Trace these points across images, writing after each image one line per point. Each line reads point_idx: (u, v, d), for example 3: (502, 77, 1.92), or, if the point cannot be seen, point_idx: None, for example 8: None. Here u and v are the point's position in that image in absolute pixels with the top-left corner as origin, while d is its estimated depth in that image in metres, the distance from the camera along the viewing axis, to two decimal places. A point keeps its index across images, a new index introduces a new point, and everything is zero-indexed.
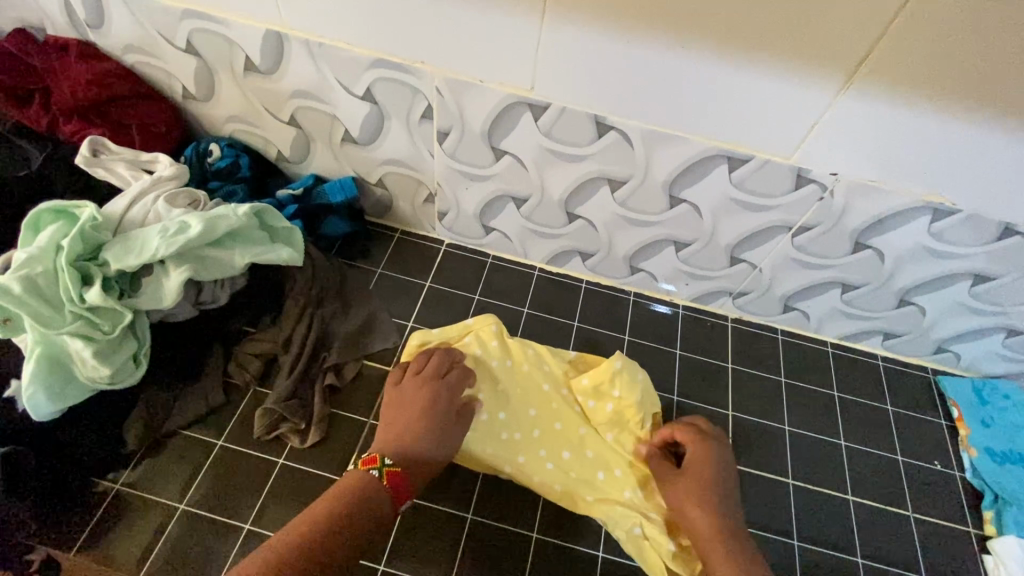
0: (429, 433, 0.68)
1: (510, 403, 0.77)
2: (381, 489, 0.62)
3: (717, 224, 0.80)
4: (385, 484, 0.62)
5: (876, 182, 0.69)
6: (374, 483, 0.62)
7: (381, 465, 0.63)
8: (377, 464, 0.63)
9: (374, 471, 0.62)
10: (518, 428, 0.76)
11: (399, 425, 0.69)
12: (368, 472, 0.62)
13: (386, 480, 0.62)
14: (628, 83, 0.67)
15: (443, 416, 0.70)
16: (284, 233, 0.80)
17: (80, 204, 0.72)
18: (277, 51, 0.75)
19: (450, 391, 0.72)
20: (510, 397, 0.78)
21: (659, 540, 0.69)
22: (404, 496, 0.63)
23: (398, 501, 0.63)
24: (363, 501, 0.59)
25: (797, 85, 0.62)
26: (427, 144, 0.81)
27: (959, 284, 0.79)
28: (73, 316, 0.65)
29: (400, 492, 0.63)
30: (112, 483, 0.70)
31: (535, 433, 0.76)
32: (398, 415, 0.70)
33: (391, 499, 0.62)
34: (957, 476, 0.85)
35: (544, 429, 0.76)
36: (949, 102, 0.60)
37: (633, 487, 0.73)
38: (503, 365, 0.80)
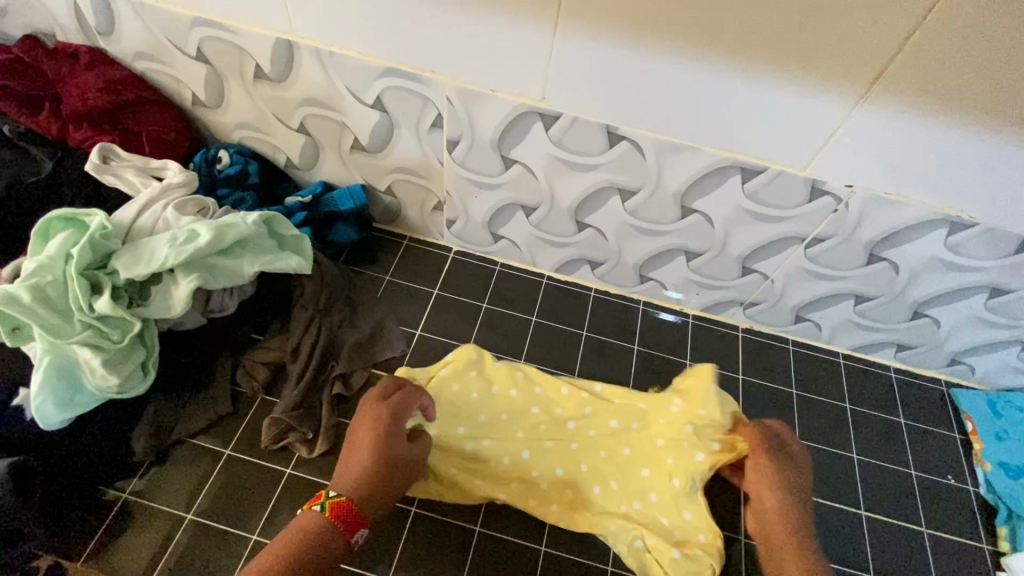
0: (376, 459, 0.62)
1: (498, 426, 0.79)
2: (327, 526, 0.57)
3: (729, 234, 0.79)
4: (331, 520, 0.58)
5: (892, 195, 0.68)
6: (318, 518, 0.58)
7: (324, 498, 0.59)
8: (321, 499, 0.59)
9: (316, 507, 0.58)
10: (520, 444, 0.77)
11: (344, 454, 0.64)
12: (313, 508, 0.59)
13: (330, 512, 0.58)
14: (641, 93, 0.66)
15: (391, 436, 0.64)
16: (294, 241, 0.80)
17: (90, 212, 0.71)
18: (287, 59, 0.75)
19: (397, 408, 0.66)
20: (507, 416, 0.79)
21: (660, 549, 0.69)
22: (354, 529, 0.58)
23: (349, 534, 0.58)
24: (311, 538, 0.56)
25: (813, 96, 0.61)
26: (436, 152, 0.81)
27: (974, 297, 0.78)
28: (82, 325, 0.65)
29: (349, 522, 0.58)
30: (119, 491, 0.70)
31: (525, 453, 0.77)
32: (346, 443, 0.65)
33: (340, 535, 0.58)
34: (971, 490, 0.84)
35: (543, 446, 0.77)
36: (968, 115, 0.59)
37: (631, 500, 0.74)
38: (500, 387, 0.82)
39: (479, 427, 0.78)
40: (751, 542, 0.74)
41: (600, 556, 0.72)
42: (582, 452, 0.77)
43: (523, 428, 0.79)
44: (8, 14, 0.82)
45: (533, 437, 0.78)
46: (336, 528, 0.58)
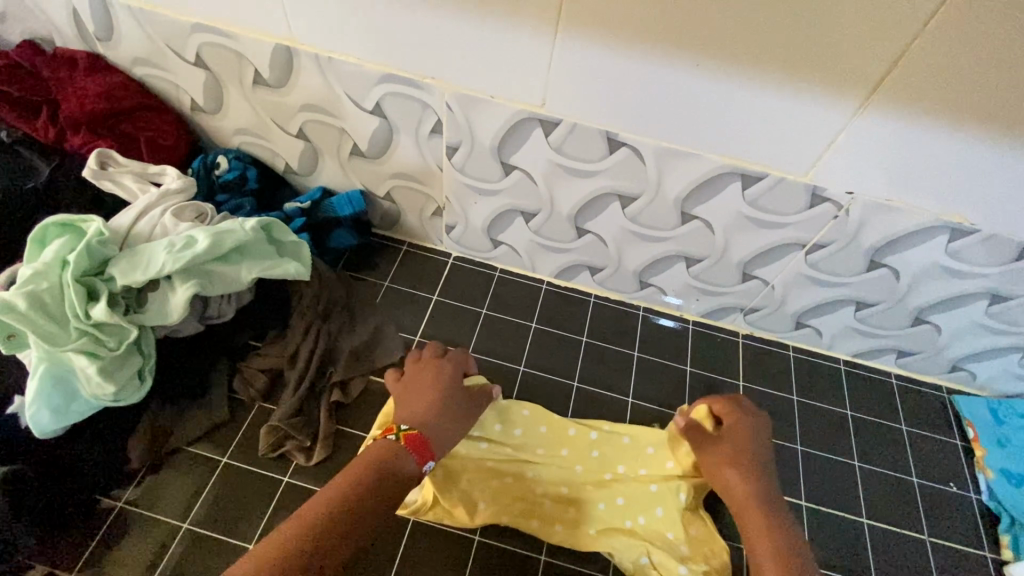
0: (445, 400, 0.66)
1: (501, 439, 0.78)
2: (401, 451, 0.59)
3: (730, 240, 0.79)
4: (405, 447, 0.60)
5: (892, 201, 0.68)
6: (390, 448, 0.59)
7: (397, 429, 0.61)
8: (394, 430, 0.61)
9: (391, 436, 0.60)
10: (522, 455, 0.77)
11: (412, 397, 0.66)
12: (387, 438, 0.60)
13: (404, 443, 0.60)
14: (641, 99, 0.66)
15: (453, 387, 0.68)
16: (292, 247, 0.79)
17: (87, 218, 0.71)
18: (287, 65, 0.74)
19: (451, 364, 0.70)
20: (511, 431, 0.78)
21: (667, 566, 0.69)
22: (425, 459, 0.60)
23: (420, 464, 0.60)
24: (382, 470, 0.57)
25: (813, 103, 0.61)
26: (435, 157, 0.80)
27: (975, 303, 0.78)
28: (78, 332, 0.64)
29: (421, 451, 0.60)
30: (115, 500, 0.69)
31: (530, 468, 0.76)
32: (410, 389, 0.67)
33: (413, 461, 0.59)
34: (973, 498, 0.84)
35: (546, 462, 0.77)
36: (969, 122, 0.59)
37: (637, 516, 0.73)
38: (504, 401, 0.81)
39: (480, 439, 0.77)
40: None
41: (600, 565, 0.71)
42: (588, 467, 0.77)
43: (524, 438, 0.78)
44: (5, 20, 0.82)
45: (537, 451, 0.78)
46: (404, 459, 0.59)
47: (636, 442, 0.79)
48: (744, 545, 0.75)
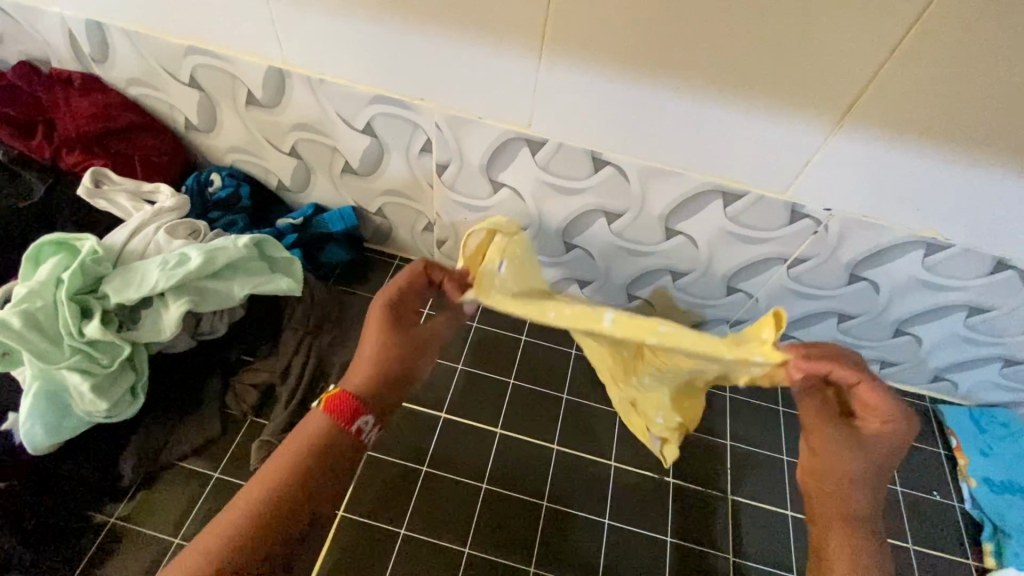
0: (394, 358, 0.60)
1: None
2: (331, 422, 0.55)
3: (714, 255, 0.80)
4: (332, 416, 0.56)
5: (870, 218, 0.70)
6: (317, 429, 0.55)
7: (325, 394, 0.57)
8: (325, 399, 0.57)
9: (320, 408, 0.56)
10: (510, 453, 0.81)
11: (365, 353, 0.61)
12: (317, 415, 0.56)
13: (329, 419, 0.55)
14: (624, 120, 0.68)
15: (395, 332, 0.60)
16: (284, 263, 0.81)
17: (82, 237, 0.72)
18: (279, 86, 0.76)
19: (396, 311, 0.62)
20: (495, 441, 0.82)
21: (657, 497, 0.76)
22: (352, 419, 0.56)
23: (347, 425, 0.56)
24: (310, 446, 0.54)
25: (790, 123, 0.63)
26: (426, 175, 0.82)
27: (954, 315, 0.80)
28: (72, 349, 0.66)
29: (347, 412, 0.56)
30: (107, 516, 0.69)
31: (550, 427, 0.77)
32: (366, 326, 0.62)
33: (339, 427, 0.55)
34: (956, 506, 0.85)
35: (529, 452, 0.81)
36: (940, 142, 0.61)
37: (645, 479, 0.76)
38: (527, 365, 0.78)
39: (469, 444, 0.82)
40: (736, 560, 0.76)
41: None
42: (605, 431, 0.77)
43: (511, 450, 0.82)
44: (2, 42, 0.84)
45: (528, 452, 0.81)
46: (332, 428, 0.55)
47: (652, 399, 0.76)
48: (728, 555, 0.77)
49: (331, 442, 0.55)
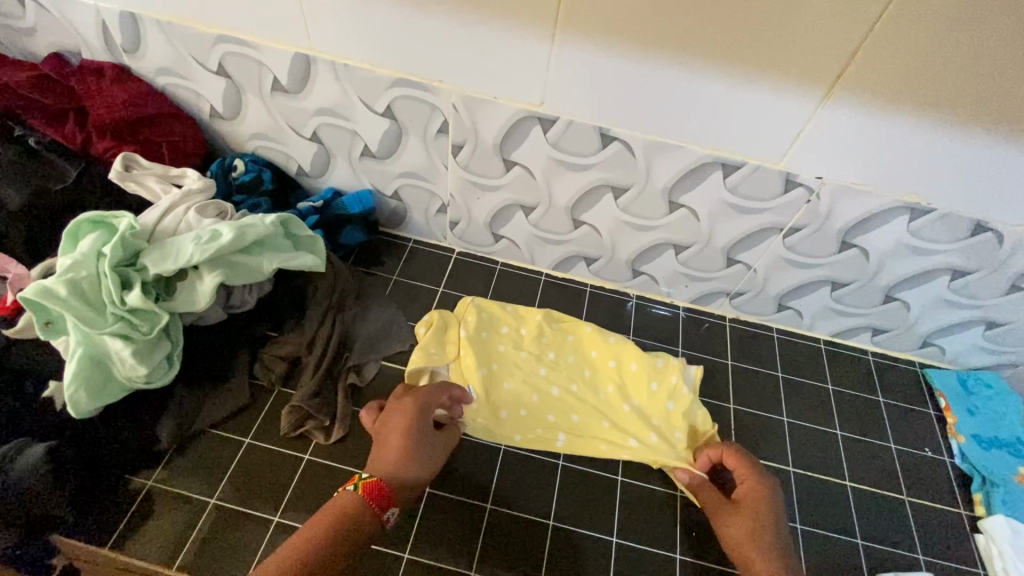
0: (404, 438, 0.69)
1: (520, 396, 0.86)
2: (361, 501, 0.62)
3: (713, 227, 0.86)
4: (365, 496, 0.62)
5: (857, 185, 0.76)
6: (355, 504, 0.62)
7: (358, 479, 0.63)
8: (355, 481, 0.63)
9: (351, 487, 0.62)
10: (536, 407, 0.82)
11: (390, 427, 0.70)
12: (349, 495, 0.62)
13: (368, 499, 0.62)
14: (629, 96, 0.73)
15: (420, 427, 0.71)
16: (308, 241, 0.85)
17: (118, 214, 0.76)
18: (304, 72, 0.81)
19: (422, 398, 0.74)
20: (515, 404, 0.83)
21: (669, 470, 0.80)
22: (386, 507, 0.62)
23: (380, 512, 0.62)
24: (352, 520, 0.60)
25: (782, 96, 0.69)
26: (441, 156, 0.87)
27: (938, 279, 0.85)
28: (114, 317, 0.69)
29: (381, 501, 0.62)
30: (144, 480, 0.72)
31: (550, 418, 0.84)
32: (379, 441, 0.69)
33: (372, 511, 0.62)
34: (947, 461, 0.90)
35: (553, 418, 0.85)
36: (920, 110, 0.67)
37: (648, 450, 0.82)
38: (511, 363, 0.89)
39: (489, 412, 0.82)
40: None
41: (605, 529, 0.76)
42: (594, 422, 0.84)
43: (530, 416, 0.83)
44: (35, 34, 0.88)
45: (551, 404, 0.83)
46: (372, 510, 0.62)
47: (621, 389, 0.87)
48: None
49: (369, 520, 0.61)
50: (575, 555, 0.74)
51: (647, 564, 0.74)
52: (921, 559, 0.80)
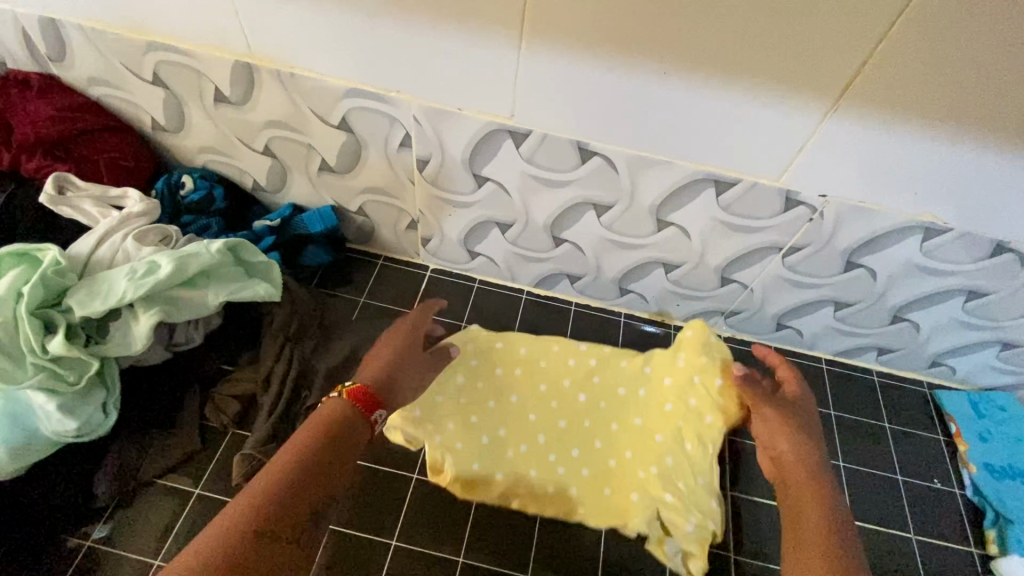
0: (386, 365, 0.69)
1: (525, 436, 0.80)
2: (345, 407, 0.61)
3: (706, 246, 0.78)
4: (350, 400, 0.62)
5: (865, 203, 0.68)
6: (341, 407, 0.61)
7: (342, 387, 0.63)
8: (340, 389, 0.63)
9: (337, 395, 0.62)
10: (544, 381, 0.86)
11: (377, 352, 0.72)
12: (336, 399, 0.62)
13: (353, 399, 0.62)
14: (609, 108, 0.65)
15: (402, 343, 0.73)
16: (261, 268, 0.77)
17: (43, 247, 0.68)
18: (248, 83, 0.72)
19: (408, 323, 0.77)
20: (505, 401, 0.83)
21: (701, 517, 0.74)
22: (374, 408, 0.62)
23: (369, 414, 0.62)
24: (331, 421, 0.59)
25: (783, 107, 0.61)
26: (407, 171, 0.79)
27: (952, 300, 0.78)
28: (35, 367, 0.62)
29: (367, 403, 0.62)
30: (83, 538, 0.66)
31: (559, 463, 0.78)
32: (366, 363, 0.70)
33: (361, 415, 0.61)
34: (957, 494, 0.84)
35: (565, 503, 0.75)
36: (938, 123, 0.59)
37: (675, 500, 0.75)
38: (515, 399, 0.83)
39: (478, 429, 0.80)
40: (742, 558, 0.74)
41: None
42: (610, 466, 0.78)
43: (530, 449, 0.79)
44: None
45: (558, 375, 0.87)
46: (358, 412, 0.61)
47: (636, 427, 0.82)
48: (729, 553, 0.74)
49: (350, 423, 0.60)
50: None
51: None
52: None
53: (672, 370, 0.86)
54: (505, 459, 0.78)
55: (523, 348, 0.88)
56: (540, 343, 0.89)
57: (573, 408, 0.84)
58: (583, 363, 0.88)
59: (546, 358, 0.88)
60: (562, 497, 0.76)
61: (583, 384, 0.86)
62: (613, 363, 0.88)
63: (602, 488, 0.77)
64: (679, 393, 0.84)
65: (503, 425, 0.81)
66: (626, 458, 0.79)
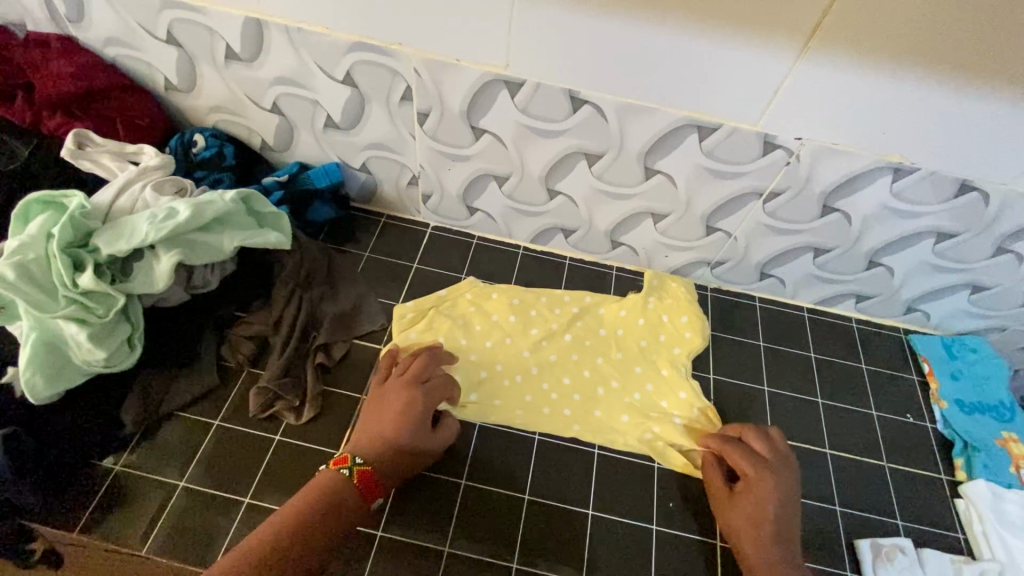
0: (398, 428, 0.69)
1: (516, 367, 0.86)
2: (350, 486, 0.63)
3: (691, 194, 0.83)
4: (354, 482, 0.64)
5: (838, 145, 0.73)
6: (344, 482, 0.63)
7: (351, 464, 0.64)
8: (348, 463, 0.65)
9: (344, 470, 0.64)
10: (534, 326, 0.90)
11: (380, 418, 0.71)
12: (339, 472, 0.64)
13: (356, 480, 0.64)
14: (596, 57, 0.69)
15: (415, 411, 0.71)
16: (272, 218, 0.82)
17: (69, 193, 0.73)
18: (258, 39, 0.77)
19: (430, 391, 0.74)
20: (500, 342, 0.88)
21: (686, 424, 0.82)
22: (373, 496, 0.65)
23: (367, 499, 0.64)
24: (332, 495, 0.62)
25: (756, 51, 0.65)
26: (408, 125, 0.83)
27: (923, 242, 0.83)
28: (67, 300, 0.67)
29: (369, 489, 0.64)
30: (112, 464, 0.71)
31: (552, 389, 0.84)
32: (370, 417, 0.71)
33: (360, 497, 0.64)
34: (930, 428, 0.89)
35: (559, 422, 0.82)
36: (899, 63, 0.64)
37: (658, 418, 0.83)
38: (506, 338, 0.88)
39: (483, 363, 0.85)
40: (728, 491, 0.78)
41: (581, 502, 0.76)
42: (596, 394, 0.85)
43: (525, 379, 0.85)
44: None
45: (544, 319, 0.91)
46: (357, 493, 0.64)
47: (618, 359, 0.88)
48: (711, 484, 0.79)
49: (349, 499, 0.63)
50: (550, 528, 0.73)
51: (623, 536, 0.74)
52: (900, 525, 0.79)
53: (646, 312, 0.93)
54: (503, 396, 0.83)
55: (515, 298, 0.92)
56: (529, 295, 0.93)
57: (561, 345, 0.88)
58: (570, 308, 0.93)
59: (534, 306, 0.92)
60: (557, 417, 0.82)
61: (569, 327, 0.91)
62: (595, 309, 0.93)
63: (593, 410, 0.83)
64: (653, 332, 0.91)
65: (502, 359, 0.86)
66: (613, 387, 0.85)
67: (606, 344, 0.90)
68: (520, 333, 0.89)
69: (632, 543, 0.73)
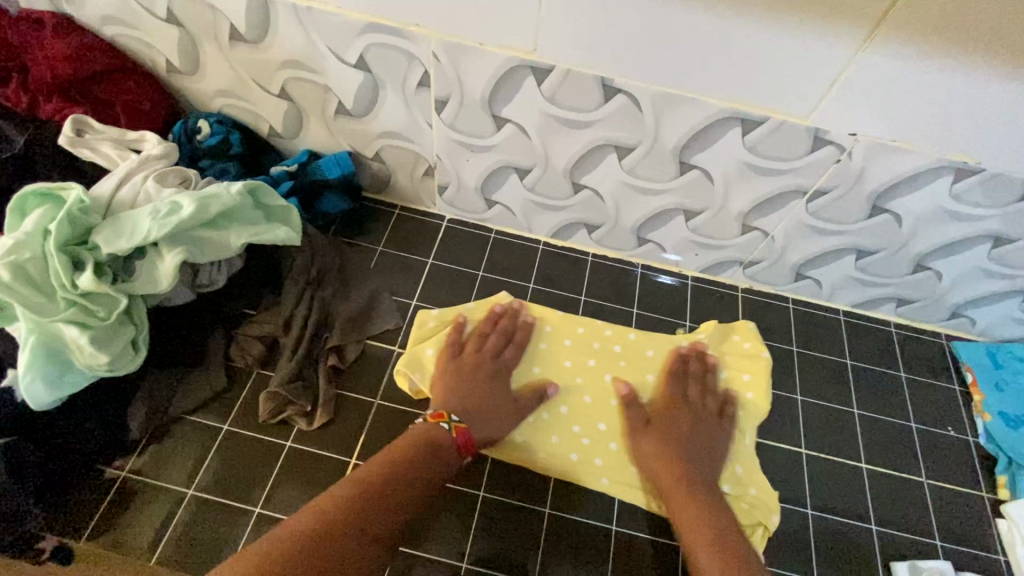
0: (459, 383, 0.74)
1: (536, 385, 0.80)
2: (448, 437, 0.67)
3: (729, 190, 0.77)
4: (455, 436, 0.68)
5: (895, 142, 0.66)
6: (444, 433, 0.67)
7: (448, 420, 0.69)
8: (446, 419, 0.69)
9: (445, 425, 0.68)
10: (568, 356, 0.82)
11: (443, 386, 0.74)
12: (440, 425, 0.68)
13: (457, 433, 0.68)
14: (633, 41, 0.63)
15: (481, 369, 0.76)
16: (280, 212, 0.77)
17: (67, 186, 0.68)
18: (264, 20, 0.71)
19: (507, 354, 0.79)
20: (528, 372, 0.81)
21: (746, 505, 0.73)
22: (469, 449, 0.68)
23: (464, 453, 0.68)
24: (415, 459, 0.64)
25: (813, 38, 0.59)
26: (424, 114, 0.78)
27: (978, 247, 0.77)
28: (66, 302, 0.64)
29: (466, 443, 0.68)
30: (118, 470, 0.69)
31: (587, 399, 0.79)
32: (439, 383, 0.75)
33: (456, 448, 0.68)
34: (970, 441, 0.84)
35: (593, 430, 0.77)
36: (975, 55, 0.57)
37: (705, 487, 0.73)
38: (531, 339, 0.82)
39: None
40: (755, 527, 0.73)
41: (605, 517, 0.72)
42: (636, 451, 0.76)
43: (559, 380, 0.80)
44: None
45: (583, 354, 0.83)
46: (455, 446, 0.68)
47: None
48: None
49: (447, 455, 0.66)
50: (574, 543, 0.70)
51: (649, 554, 0.71)
52: (938, 546, 0.76)
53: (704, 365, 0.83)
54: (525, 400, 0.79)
55: (548, 325, 0.84)
56: (565, 323, 0.85)
57: (598, 386, 0.80)
58: (610, 345, 0.84)
59: (570, 336, 0.84)
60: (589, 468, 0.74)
61: (609, 365, 0.82)
62: (638, 348, 0.84)
63: (628, 464, 0.75)
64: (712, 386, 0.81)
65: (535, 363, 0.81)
66: None
67: (654, 388, 0.80)
68: (554, 364, 0.81)
69: (655, 560, 0.70)
